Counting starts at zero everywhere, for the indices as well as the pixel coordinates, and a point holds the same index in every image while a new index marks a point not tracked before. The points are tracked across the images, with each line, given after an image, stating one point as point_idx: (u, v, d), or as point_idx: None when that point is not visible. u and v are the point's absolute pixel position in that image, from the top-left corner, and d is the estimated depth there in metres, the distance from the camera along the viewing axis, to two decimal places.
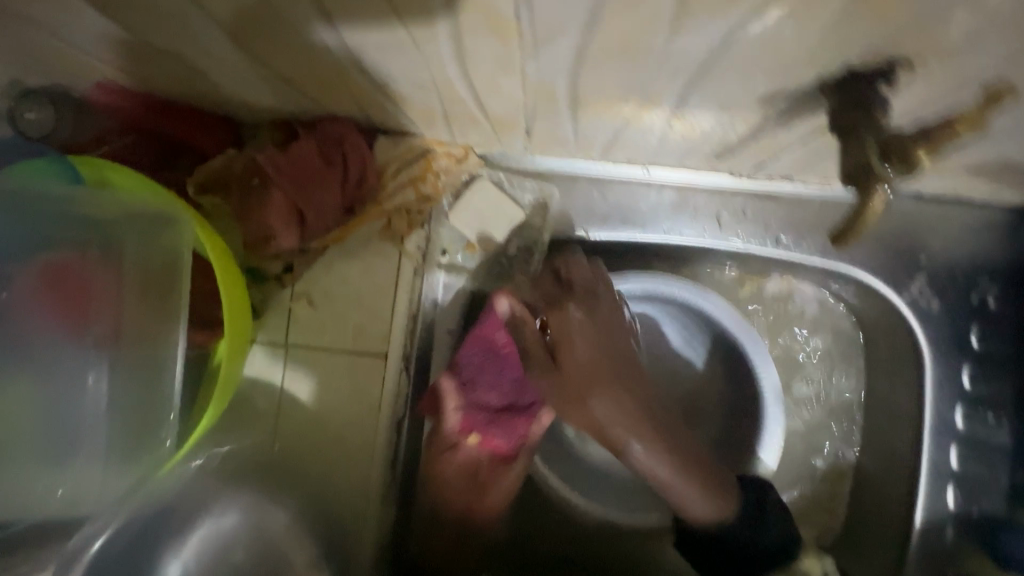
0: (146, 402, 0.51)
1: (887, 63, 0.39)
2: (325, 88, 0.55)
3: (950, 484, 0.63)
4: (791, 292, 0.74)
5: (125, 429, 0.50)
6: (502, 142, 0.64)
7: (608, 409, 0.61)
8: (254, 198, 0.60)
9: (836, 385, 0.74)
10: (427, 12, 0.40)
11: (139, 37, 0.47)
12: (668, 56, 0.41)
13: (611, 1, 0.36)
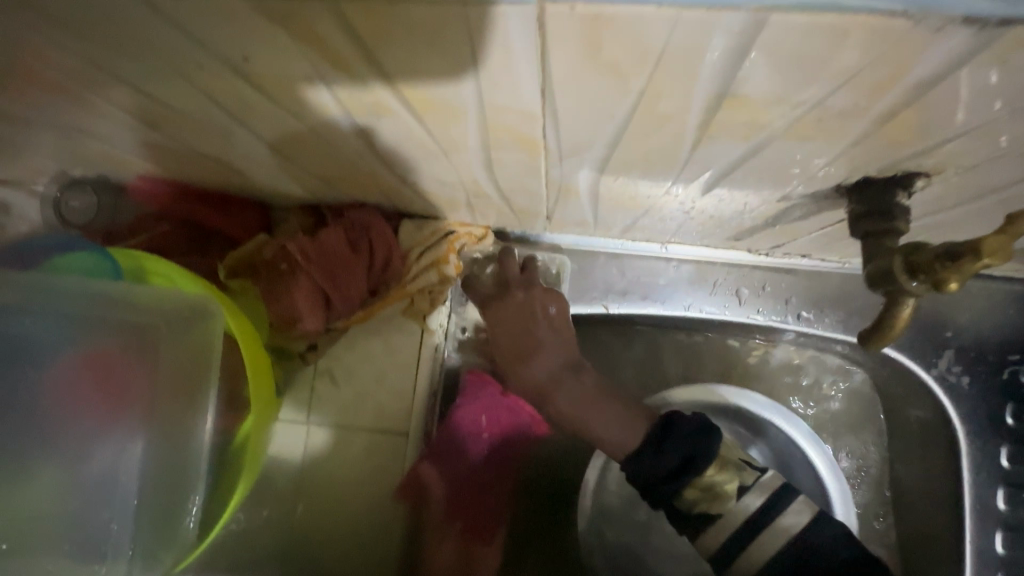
0: (168, 493, 0.52)
1: (908, 174, 0.36)
2: (355, 183, 0.58)
3: (998, 573, 0.61)
4: (800, 364, 0.73)
5: (148, 519, 0.52)
6: (523, 223, 0.64)
7: (547, 368, 0.65)
8: (281, 284, 0.61)
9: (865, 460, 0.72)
10: (451, 131, 0.40)
11: (186, 144, 0.51)
12: (696, 164, 0.39)
13: (634, 127, 0.34)
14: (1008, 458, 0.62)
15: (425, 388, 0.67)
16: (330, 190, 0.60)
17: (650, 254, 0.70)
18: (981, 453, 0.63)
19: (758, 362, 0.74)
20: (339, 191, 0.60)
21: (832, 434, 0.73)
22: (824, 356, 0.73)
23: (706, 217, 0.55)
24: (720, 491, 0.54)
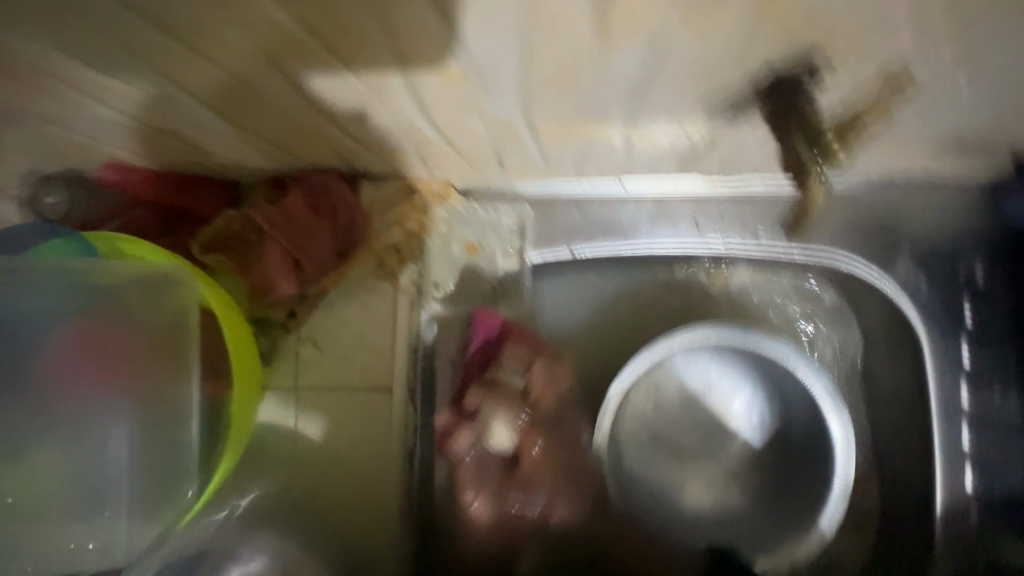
0: (167, 454, 0.56)
1: (804, 64, 0.43)
2: (303, 142, 0.58)
3: (967, 465, 0.64)
4: (755, 287, 0.71)
5: (147, 480, 0.55)
6: (480, 173, 0.66)
7: (573, 500, 0.69)
8: (253, 253, 0.65)
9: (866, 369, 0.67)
10: (379, 64, 0.43)
11: (138, 119, 0.53)
12: (608, 65, 0.42)
13: (535, 19, 0.38)
14: (968, 356, 0.64)
15: (404, 344, 0.70)
16: (288, 159, 0.62)
17: (610, 197, 0.71)
18: (944, 353, 0.65)
19: (710, 289, 0.72)
20: (296, 158, 0.62)
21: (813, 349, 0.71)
22: (791, 278, 0.69)
23: (648, 141, 0.56)
24: None
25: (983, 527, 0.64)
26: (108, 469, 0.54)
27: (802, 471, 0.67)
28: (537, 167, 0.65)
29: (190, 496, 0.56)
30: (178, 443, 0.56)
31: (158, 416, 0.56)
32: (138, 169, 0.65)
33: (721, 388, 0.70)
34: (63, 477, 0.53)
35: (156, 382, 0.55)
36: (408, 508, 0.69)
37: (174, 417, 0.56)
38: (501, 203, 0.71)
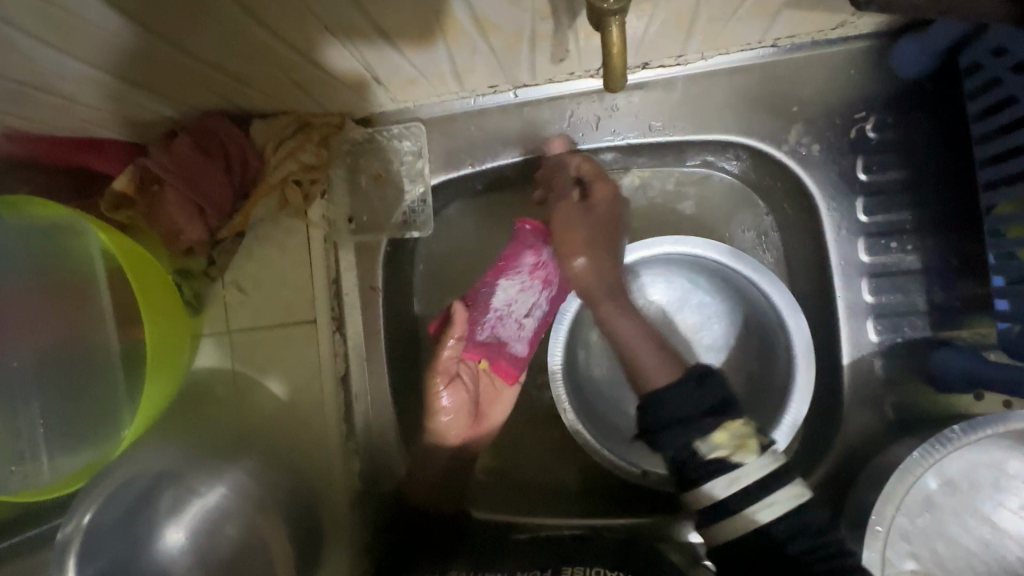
0: (95, 395, 0.60)
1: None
2: (178, 86, 0.59)
3: (869, 318, 0.65)
4: (644, 184, 0.74)
5: (76, 422, 0.59)
6: (364, 95, 0.67)
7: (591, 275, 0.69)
8: (156, 202, 0.66)
9: (760, 237, 0.70)
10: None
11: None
12: None
13: None
14: (864, 211, 0.65)
15: (323, 277, 0.72)
16: (173, 104, 0.63)
17: (503, 106, 0.71)
18: (839, 213, 0.65)
19: None
20: (179, 102, 0.63)
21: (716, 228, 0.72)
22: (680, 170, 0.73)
23: (504, 35, 0.56)
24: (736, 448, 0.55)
25: (890, 376, 0.64)
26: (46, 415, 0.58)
27: (767, 390, 0.69)
28: (418, 83, 0.66)
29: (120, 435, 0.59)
30: (105, 385, 0.60)
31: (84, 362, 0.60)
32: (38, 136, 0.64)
33: (696, 317, 0.73)
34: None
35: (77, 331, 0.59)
36: (348, 429, 0.73)
37: (95, 361, 0.60)
38: (398, 127, 0.73)
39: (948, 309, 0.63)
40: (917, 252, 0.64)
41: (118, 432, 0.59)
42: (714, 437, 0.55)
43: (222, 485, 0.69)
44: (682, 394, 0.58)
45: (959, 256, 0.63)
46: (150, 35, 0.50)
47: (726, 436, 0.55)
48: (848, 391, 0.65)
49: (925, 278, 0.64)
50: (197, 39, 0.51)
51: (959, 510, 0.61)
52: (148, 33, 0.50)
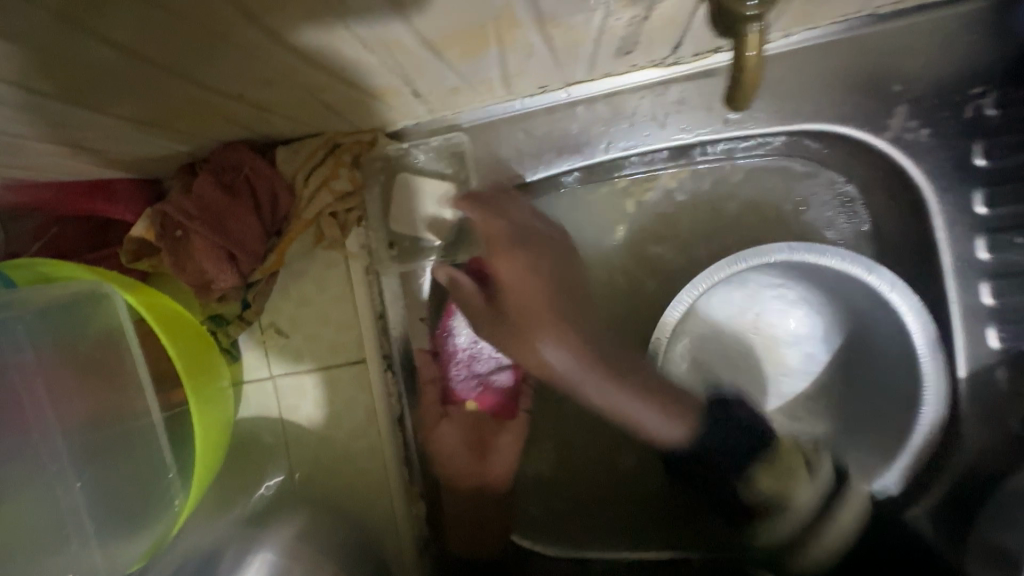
0: (139, 470, 0.55)
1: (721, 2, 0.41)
2: (194, 120, 0.51)
3: (990, 325, 0.57)
4: (687, 183, 0.66)
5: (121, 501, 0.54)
6: (402, 110, 0.59)
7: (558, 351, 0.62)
8: (182, 249, 0.59)
9: (835, 225, 0.63)
10: (224, 24, 0.37)
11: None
12: None
13: None
14: (984, 202, 0.56)
15: (368, 313, 0.66)
16: (189, 138, 0.55)
17: (554, 106, 0.63)
18: (954, 207, 0.57)
19: (654, 195, 0.66)
20: (196, 136, 0.55)
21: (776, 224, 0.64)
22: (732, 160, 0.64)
23: (566, 31, 0.47)
24: (791, 485, 0.59)
25: (1018, 390, 0.57)
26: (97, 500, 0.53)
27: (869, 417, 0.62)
28: (461, 92, 0.58)
29: (176, 505, 0.55)
30: (149, 455, 0.55)
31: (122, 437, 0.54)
32: (45, 181, 0.57)
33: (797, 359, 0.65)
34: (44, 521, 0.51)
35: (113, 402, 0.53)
36: (408, 473, 0.68)
37: (133, 434, 0.54)
38: (437, 138, 0.65)
39: None
40: None
41: (174, 502, 0.55)
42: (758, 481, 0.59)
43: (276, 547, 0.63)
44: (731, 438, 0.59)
45: None
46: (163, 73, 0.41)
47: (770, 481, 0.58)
48: (967, 405, 0.58)
49: None
50: (219, 71, 0.43)
51: None
52: (161, 72, 0.41)
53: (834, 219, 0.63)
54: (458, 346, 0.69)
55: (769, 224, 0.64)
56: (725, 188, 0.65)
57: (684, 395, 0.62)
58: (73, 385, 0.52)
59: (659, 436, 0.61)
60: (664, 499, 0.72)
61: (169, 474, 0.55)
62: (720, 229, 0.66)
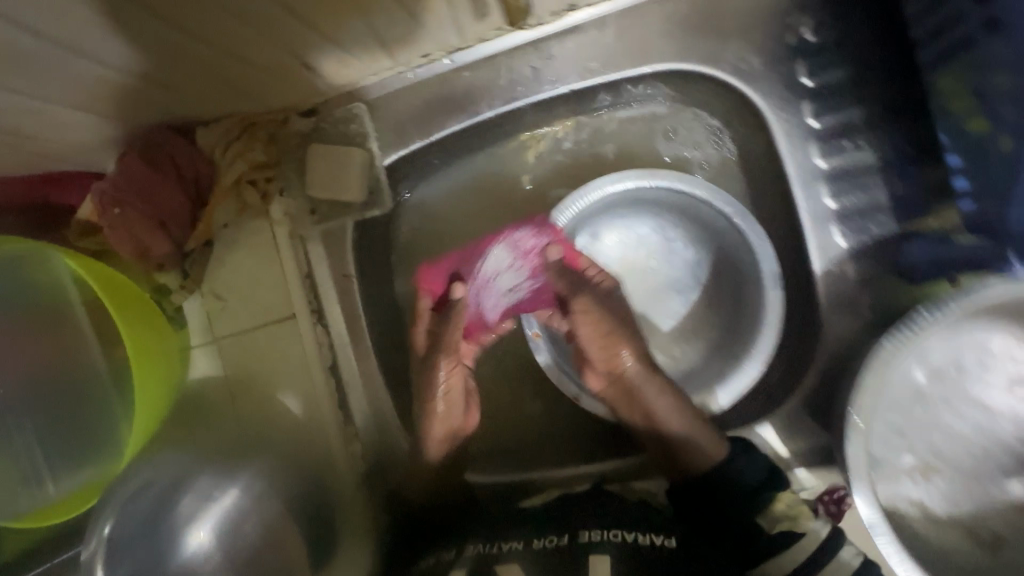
0: (88, 408, 0.62)
1: None
2: (113, 103, 0.59)
3: (834, 224, 0.64)
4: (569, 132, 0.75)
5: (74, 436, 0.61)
6: (302, 85, 0.68)
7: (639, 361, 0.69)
8: (118, 222, 0.67)
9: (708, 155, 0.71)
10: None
11: None
12: None
13: None
14: (812, 115, 0.64)
15: (295, 271, 0.74)
16: (112, 125, 0.63)
17: (441, 75, 0.71)
18: (787, 121, 0.65)
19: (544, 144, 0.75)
20: (118, 121, 0.63)
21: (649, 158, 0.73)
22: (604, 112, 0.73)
23: None
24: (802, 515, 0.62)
25: (864, 278, 0.64)
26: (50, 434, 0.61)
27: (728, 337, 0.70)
28: (350, 64, 0.66)
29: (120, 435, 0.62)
30: (96, 393, 0.62)
31: (73, 382, 0.62)
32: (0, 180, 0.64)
33: (673, 298, 0.73)
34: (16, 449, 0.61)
35: (65, 352, 0.62)
36: (343, 416, 0.75)
37: (81, 374, 0.62)
38: (340, 110, 0.72)
39: (911, 198, 0.62)
40: (871, 147, 0.63)
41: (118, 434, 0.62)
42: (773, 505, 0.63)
43: (234, 487, 0.70)
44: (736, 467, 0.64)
45: (917, 144, 0.62)
46: (67, 51, 0.50)
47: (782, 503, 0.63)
48: (825, 301, 0.65)
49: (882, 172, 0.63)
50: (116, 47, 0.51)
51: (951, 397, 0.61)
52: (62, 49, 0.49)
53: (704, 145, 0.71)
54: (484, 269, 0.71)
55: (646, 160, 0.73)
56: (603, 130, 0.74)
57: (715, 432, 0.66)
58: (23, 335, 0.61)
59: (688, 446, 0.66)
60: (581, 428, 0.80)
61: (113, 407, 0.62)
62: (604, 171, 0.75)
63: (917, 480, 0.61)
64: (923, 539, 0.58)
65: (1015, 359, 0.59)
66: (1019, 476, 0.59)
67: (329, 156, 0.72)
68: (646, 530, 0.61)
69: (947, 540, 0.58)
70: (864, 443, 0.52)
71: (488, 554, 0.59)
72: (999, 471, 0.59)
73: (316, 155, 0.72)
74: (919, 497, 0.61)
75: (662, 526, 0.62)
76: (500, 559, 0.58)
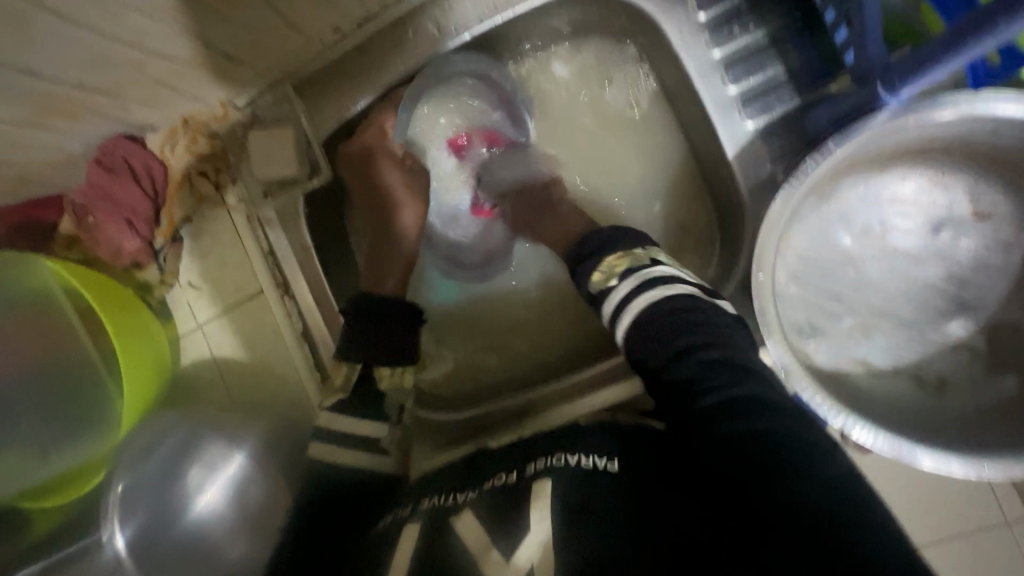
0: (89, 386, 0.73)
1: None
2: (62, 117, 0.65)
3: (740, 107, 0.65)
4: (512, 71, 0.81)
5: (83, 409, 0.73)
6: (231, 76, 0.73)
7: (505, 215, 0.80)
8: (92, 227, 0.76)
9: (622, 83, 0.80)
10: (19, 13, 0.50)
11: None
12: None
13: None
14: (700, 9, 0.65)
15: (257, 251, 0.79)
16: (73, 141, 0.70)
17: (359, 45, 0.74)
18: (677, 21, 0.66)
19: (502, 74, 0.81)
20: (75, 136, 0.69)
21: (569, 92, 0.81)
22: (519, 55, 0.81)
23: None
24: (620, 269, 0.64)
25: (782, 153, 0.64)
26: (57, 417, 0.72)
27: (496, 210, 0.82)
28: (268, 49, 0.71)
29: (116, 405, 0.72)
30: (93, 373, 0.73)
31: (73, 368, 0.72)
32: None
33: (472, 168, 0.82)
34: (41, 434, 0.71)
35: (60, 341, 0.72)
36: (319, 378, 0.78)
37: (78, 359, 0.72)
38: (271, 96, 0.77)
39: (810, 71, 0.63)
40: (760, 27, 0.64)
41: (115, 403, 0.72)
42: (593, 279, 0.65)
43: (236, 456, 0.76)
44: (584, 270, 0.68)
45: (804, 17, 0.64)
46: (4, 73, 0.55)
47: (601, 274, 0.65)
48: (745, 186, 0.65)
49: (775, 48, 0.64)
50: (48, 60, 0.57)
51: (880, 254, 0.61)
52: (2, 71, 0.55)
53: (614, 71, 0.79)
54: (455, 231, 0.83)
55: (565, 95, 0.81)
56: (541, 82, 0.82)
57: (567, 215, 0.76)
58: (25, 331, 0.70)
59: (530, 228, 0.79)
60: (549, 355, 0.84)
61: (108, 384, 0.72)
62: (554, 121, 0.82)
63: (859, 340, 0.61)
64: (868, 393, 0.59)
65: (936, 204, 0.59)
66: (957, 317, 0.60)
67: (265, 139, 0.76)
68: (589, 451, 0.57)
69: (892, 390, 0.60)
70: (771, 300, 0.55)
71: (442, 509, 0.58)
72: (937, 316, 0.60)
73: (255, 139, 0.76)
74: (865, 356, 0.61)
75: (609, 447, 0.57)
76: (454, 510, 0.56)
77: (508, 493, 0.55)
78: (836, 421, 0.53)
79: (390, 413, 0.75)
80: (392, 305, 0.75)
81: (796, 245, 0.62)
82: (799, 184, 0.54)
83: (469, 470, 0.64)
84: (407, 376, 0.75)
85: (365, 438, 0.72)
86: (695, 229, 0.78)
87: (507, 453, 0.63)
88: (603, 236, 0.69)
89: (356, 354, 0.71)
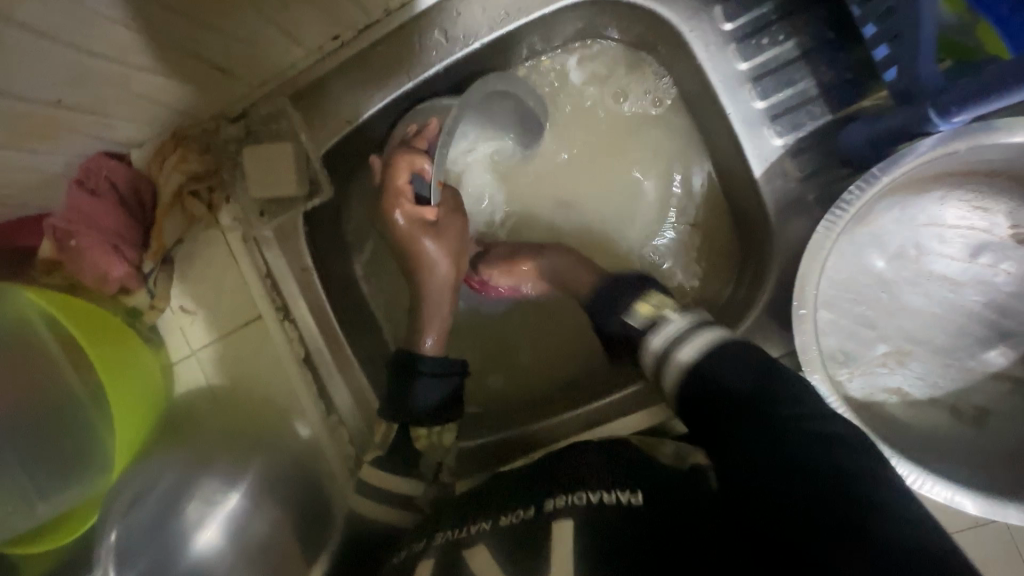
0: (78, 423, 0.69)
1: None
2: (40, 139, 0.60)
3: (769, 123, 0.61)
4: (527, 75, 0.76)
5: (72, 449, 0.68)
6: (224, 89, 0.68)
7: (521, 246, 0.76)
8: (74, 252, 0.70)
9: (638, 94, 0.76)
10: None
11: None
12: None
13: None
14: (726, 19, 0.62)
15: (255, 273, 0.74)
16: (51, 161, 0.64)
17: (359, 55, 0.69)
18: (702, 31, 0.62)
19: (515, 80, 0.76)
20: (55, 157, 0.64)
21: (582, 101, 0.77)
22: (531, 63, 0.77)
23: None
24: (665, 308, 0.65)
25: (813, 172, 0.61)
26: (46, 460, 0.68)
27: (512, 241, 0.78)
28: (264, 60, 0.66)
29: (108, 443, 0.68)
30: (82, 410, 0.69)
31: (60, 405, 0.68)
32: None
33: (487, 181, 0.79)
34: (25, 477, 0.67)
35: (46, 376, 0.67)
36: (322, 407, 0.74)
37: (66, 396, 0.68)
38: (266, 107, 0.72)
39: (842, 84, 0.60)
40: (791, 38, 0.61)
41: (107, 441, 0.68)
42: (639, 310, 0.66)
43: (235, 490, 0.73)
44: (625, 297, 0.68)
45: (835, 28, 0.61)
46: None
47: (647, 307, 0.66)
48: (772, 206, 0.62)
49: (806, 60, 0.61)
50: (24, 79, 0.51)
51: (915, 278, 0.59)
52: None
53: (630, 81, 0.76)
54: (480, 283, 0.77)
55: (579, 103, 0.77)
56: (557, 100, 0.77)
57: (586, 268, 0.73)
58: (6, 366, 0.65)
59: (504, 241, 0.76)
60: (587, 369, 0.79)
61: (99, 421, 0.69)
62: (584, 136, 0.77)
63: (893, 368, 0.59)
64: (904, 425, 0.57)
65: (976, 227, 0.57)
66: (997, 345, 0.58)
67: (261, 155, 0.71)
68: (616, 486, 0.52)
69: (929, 422, 0.58)
70: (812, 337, 0.55)
71: (457, 541, 0.53)
72: (976, 344, 0.58)
73: (251, 155, 0.72)
74: (899, 385, 0.59)
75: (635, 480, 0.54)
76: (469, 543, 0.52)
77: (525, 533, 0.50)
78: (885, 462, 0.52)
79: (426, 471, 0.72)
80: (421, 381, 0.69)
81: (830, 270, 0.59)
82: (839, 212, 0.52)
83: (484, 494, 0.59)
84: (445, 437, 0.72)
85: (403, 496, 0.70)
86: (714, 246, 0.75)
87: (519, 476, 0.58)
88: (628, 279, 0.70)
89: (386, 410, 0.69)
